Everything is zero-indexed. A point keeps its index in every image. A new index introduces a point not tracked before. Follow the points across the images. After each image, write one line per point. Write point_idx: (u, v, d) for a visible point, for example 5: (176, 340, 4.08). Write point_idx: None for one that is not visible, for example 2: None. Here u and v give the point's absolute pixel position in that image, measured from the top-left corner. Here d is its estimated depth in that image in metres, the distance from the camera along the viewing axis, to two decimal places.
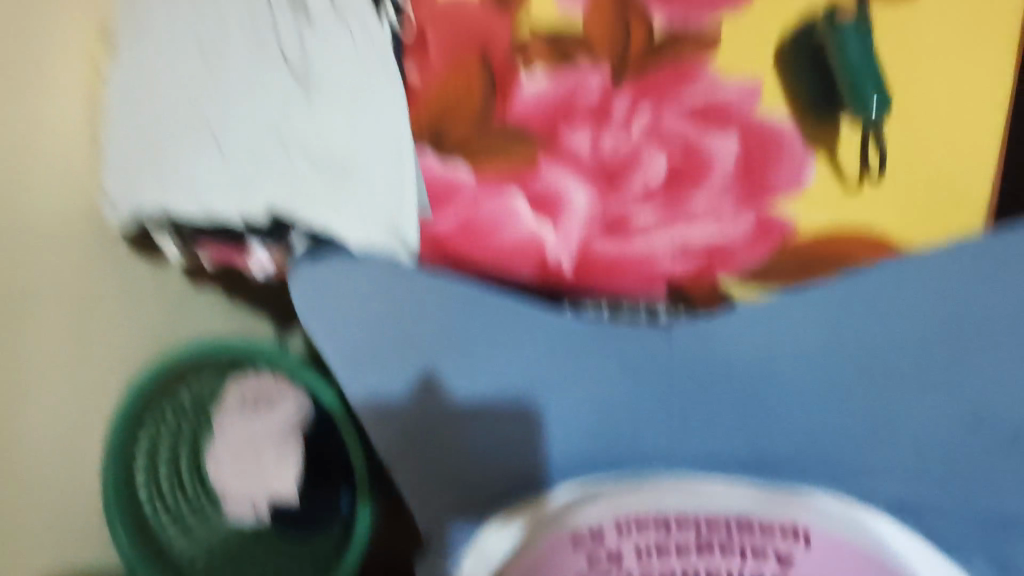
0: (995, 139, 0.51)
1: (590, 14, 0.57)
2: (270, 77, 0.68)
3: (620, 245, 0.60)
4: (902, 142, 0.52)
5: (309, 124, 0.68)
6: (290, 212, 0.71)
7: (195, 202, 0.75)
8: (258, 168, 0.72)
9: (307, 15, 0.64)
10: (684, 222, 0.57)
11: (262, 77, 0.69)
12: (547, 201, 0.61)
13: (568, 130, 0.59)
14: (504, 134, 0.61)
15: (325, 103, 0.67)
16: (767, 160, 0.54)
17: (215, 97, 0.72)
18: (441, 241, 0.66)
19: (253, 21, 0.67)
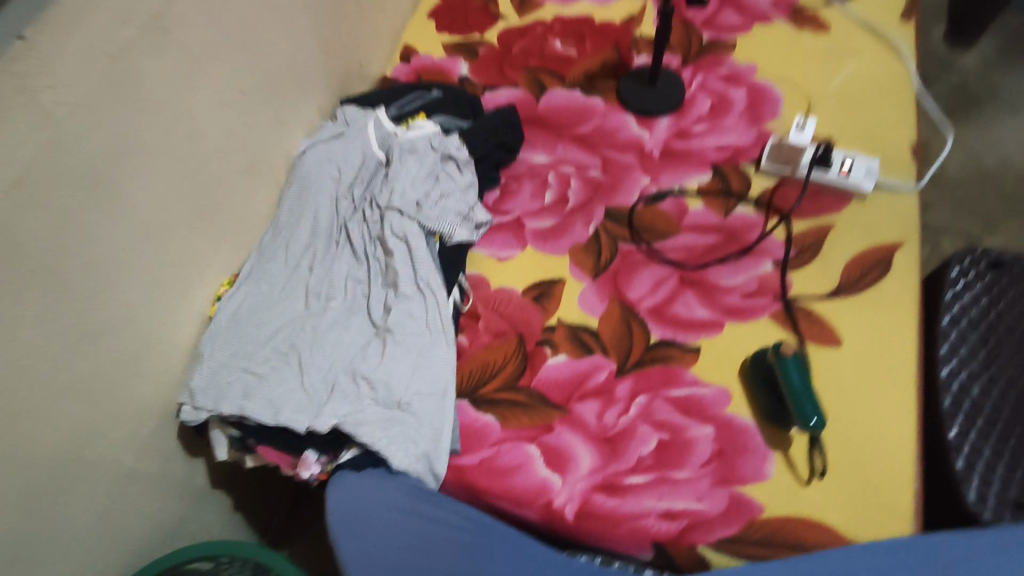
0: (907, 456, 0.68)
1: (603, 320, 0.82)
2: (358, 320, 0.82)
3: (617, 504, 0.68)
4: (840, 453, 0.69)
5: (380, 364, 0.75)
6: (353, 432, 0.71)
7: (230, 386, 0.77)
8: (335, 387, 0.75)
9: (398, 289, 0.82)
10: (672, 495, 0.68)
11: (352, 319, 0.82)
12: (558, 457, 0.72)
13: (579, 404, 0.76)
14: (527, 405, 0.76)
15: (376, 339, 0.79)
16: (734, 450, 0.70)
17: (304, 326, 0.80)
18: (461, 473, 0.72)
19: (357, 285, 0.85)
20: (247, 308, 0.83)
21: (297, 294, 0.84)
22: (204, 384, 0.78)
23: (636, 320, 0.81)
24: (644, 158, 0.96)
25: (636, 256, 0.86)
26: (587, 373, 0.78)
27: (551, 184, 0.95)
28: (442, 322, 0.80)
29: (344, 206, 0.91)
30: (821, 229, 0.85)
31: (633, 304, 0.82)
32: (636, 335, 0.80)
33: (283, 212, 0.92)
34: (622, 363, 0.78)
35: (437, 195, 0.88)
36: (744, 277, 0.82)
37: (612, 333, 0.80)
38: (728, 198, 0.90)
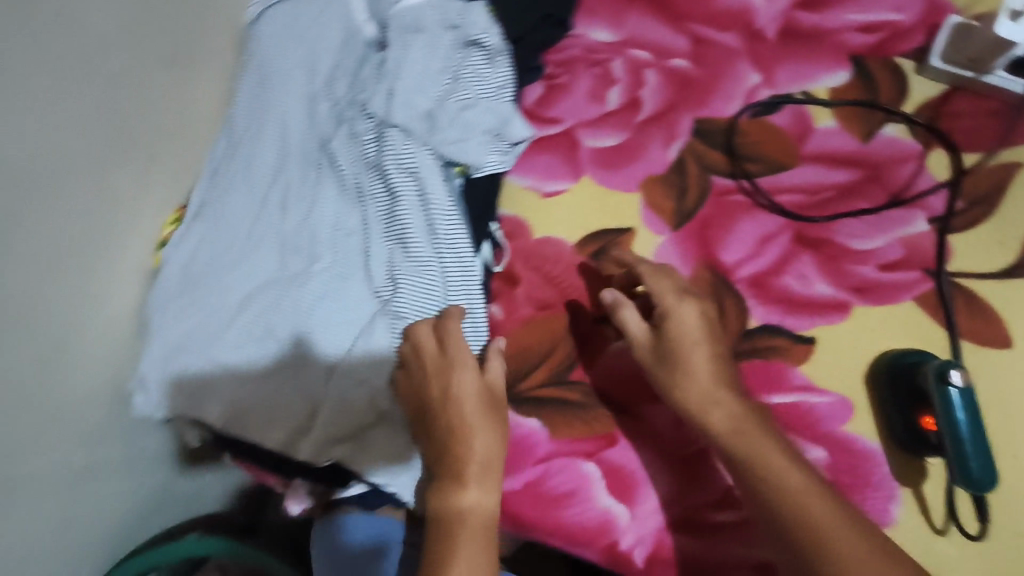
0: None
1: None
2: (351, 285, 0.59)
3: (697, 552, 0.54)
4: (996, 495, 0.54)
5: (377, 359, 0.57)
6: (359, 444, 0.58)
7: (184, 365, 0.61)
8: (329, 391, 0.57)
9: (406, 247, 0.59)
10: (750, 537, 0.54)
11: (345, 284, 0.59)
12: (625, 483, 0.56)
13: (652, 407, 0.58)
14: (578, 407, 0.59)
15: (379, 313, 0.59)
16: None
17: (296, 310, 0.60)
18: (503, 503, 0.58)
19: (350, 234, 0.61)
20: (211, 254, 0.63)
21: (268, 244, 0.62)
22: (170, 377, 0.61)
23: (482, 393, 0.54)
24: (755, 40, 0.66)
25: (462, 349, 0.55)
26: (456, 526, 0.51)
27: (618, 79, 0.66)
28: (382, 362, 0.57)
29: (328, 112, 0.63)
30: (1003, 171, 0.60)
31: (455, 378, 0.54)
32: (491, 441, 0.53)
33: (234, 129, 0.65)
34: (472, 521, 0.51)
35: (456, 105, 0.61)
36: (885, 240, 0.60)
37: (453, 451, 0.52)
38: (872, 111, 0.63)
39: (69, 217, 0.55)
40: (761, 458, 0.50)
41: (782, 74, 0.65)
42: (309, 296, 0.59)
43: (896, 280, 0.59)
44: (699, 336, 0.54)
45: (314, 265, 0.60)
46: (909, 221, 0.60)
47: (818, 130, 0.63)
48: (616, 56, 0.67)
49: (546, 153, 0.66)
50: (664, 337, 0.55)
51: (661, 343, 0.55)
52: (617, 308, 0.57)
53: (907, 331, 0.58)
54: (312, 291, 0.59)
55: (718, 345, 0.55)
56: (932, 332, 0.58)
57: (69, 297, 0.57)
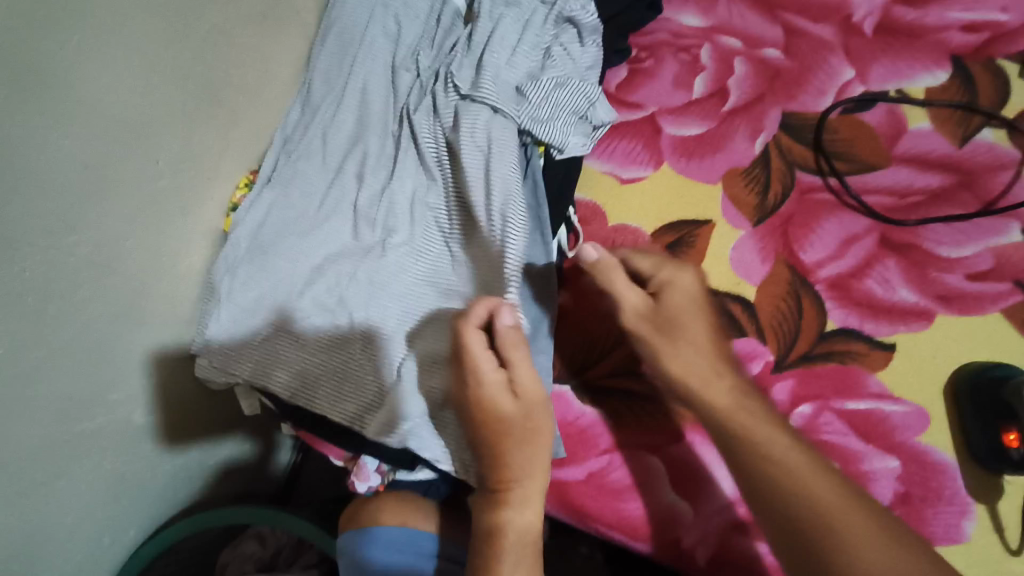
0: None
1: (763, 290, 0.60)
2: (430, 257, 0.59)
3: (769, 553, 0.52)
4: None
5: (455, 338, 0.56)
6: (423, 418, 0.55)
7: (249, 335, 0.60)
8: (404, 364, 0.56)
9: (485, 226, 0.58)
10: None
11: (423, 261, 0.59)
12: (692, 480, 0.55)
13: None
14: (647, 400, 0.58)
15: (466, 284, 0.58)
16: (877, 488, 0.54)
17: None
18: (565, 490, 0.57)
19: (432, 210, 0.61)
20: (285, 222, 0.62)
21: (344, 213, 0.61)
22: (238, 342, 0.59)
23: (507, 397, 0.48)
24: (850, 33, 0.64)
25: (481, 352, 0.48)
26: (500, 540, 0.46)
27: (706, 66, 0.64)
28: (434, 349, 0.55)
29: (413, 86, 0.64)
30: None
31: (477, 381, 0.48)
32: (532, 454, 0.48)
33: (313, 97, 0.65)
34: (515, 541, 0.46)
35: (548, 83, 0.60)
36: (975, 250, 0.58)
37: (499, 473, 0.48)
38: (969, 115, 0.61)
39: (150, 168, 0.55)
40: (789, 476, 0.40)
41: (876, 71, 0.63)
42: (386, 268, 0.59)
43: (984, 291, 0.57)
44: (696, 335, 0.47)
45: (394, 236, 0.60)
46: (1001, 232, 0.58)
47: (911, 131, 0.61)
48: (704, 43, 0.65)
49: (625, 138, 0.64)
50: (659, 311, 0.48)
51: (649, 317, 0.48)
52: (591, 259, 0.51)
53: (993, 344, 0.56)
54: (391, 263, 0.59)
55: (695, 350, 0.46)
56: (1020, 348, 0.56)
57: (146, 249, 0.57)
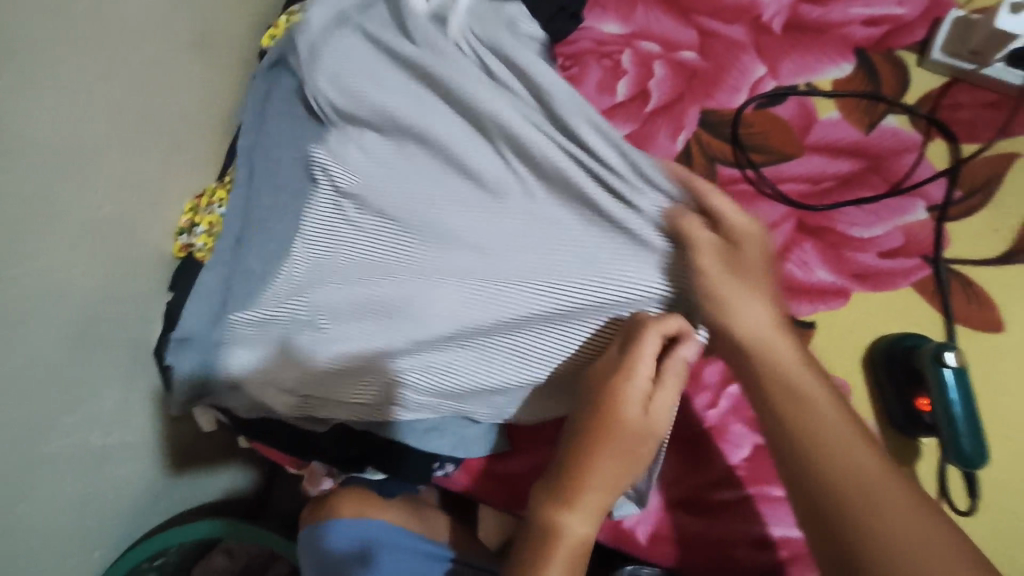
0: None
1: None
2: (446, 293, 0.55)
3: (701, 528, 0.57)
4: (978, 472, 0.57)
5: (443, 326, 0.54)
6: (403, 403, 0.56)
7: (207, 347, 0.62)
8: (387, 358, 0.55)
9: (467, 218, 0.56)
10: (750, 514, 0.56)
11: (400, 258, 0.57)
12: None
13: None
14: None
15: None
16: None
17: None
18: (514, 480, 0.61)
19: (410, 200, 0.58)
20: (241, 236, 0.64)
21: (304, 222, 0.62)
22: (190, 362, 0.62)
23: (638, 410, 0.47)
24: (760, 32, 0.67)
25: (640, 364, 0.47)
26: (552, 544, 0.47)
27: (627, 70, 0.68)
28: (495, 355, 0.54)
29: (392, 101, 0.59)
30: (1002, 160, 0.61)
31: (621, 389, 0.47)
32: (618, 467, 0.47)
33: (265, 132, 0.66)
34: (568, 548, 0.48)
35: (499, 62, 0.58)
36: (884, 229, 0.62)
37: (572, 473, 0.48)
38: (874, 103, 0.64)
39: (91, 196, 0.57)
40: (852, 464, 0.42)
41: (786, 66, 0.66)
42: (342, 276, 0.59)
43: (895, 266, 0.61)
44: (785, 346, 0.47)
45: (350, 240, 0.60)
46: (908, 210, 0.62)
47: (821, 120, 0.65)
48: (624, 48, 0.68)
49: None
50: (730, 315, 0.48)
51: (737, 321, 0.48)
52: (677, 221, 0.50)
53: (904, 315, 0.60)
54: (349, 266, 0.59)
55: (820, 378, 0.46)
56: (930, 318, 0.60)
57: (91, 274, 0.59)
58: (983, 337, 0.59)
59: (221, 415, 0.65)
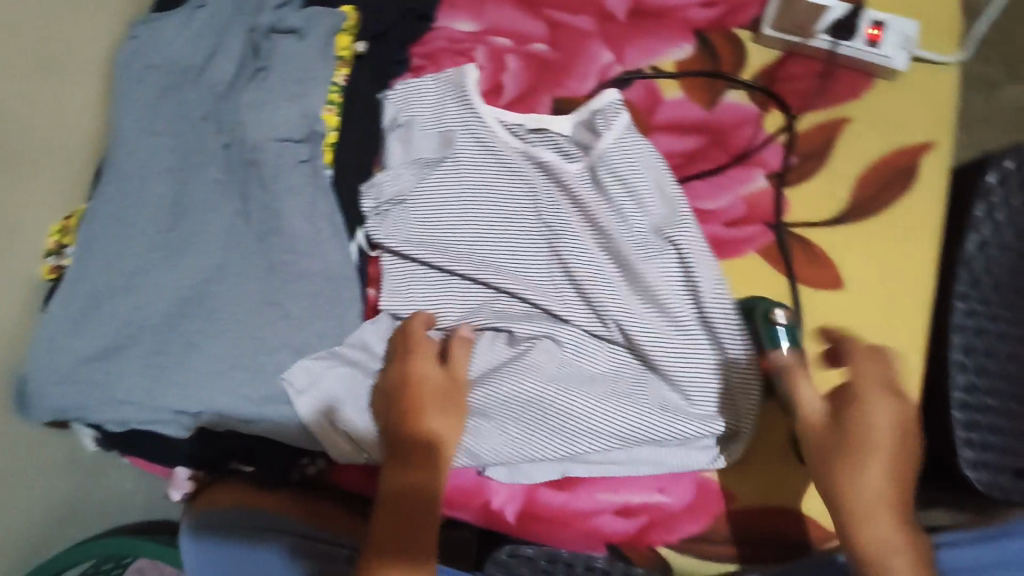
0: None
1: None
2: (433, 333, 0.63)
3: (567, 501, 0.60)
4: None
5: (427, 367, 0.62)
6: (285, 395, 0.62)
7: (81, 372, 0.60)
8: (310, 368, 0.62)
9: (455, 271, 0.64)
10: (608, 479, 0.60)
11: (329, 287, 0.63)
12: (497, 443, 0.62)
13: None
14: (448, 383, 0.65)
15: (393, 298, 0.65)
16: None
17: (178, 305, 0.62)
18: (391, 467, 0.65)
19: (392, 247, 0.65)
20: (103, 254, 0.62)
21: (173, 235, 0.64)
22: (53, 387, 0.60)
23: (437, 369, 0.59)
24: (606, 19, 0.70)
25: (425, 354, 0.59)
26: (397, 506, 0.54)
27: (481, 64, 0.69)
28: (330, 371, 0.62)
29: (392, 172, 0.65)
30: (832, 127, 0.65)
31: (416, 364, 0.59)
32: (449, 423, 0.57)
33: (127, 150, 0.64)
34: (416, 501, 0.54)
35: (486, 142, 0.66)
36: (728, 199, 0.64)
37: (405, 434, 0.56)
38: (715, 80, 0.67)
39: None
40: (869, 477, 0.50)
41: (632, 51, 0.69)
42: (236, 285, 0.63)
43: (740, 234, 0.64)
44: (882, 407, 0.51)
45: (242, 250, 0.64)
46: (749, 179, 0.65)
47: (666, 100, 0.67)
48: (477, 44, 0.70)
49: None
50: (844, 428, 0.51)
51: (839, 439, 0.51)
52: (791, 382, 0.54)
53: (750, 279, 0.63)
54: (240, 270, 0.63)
55: (902, 466, 0.50)
56: (774, 281, 0.63)
57: None
58: (825, 294, 0.62)
59: (94, 431, 0.65)
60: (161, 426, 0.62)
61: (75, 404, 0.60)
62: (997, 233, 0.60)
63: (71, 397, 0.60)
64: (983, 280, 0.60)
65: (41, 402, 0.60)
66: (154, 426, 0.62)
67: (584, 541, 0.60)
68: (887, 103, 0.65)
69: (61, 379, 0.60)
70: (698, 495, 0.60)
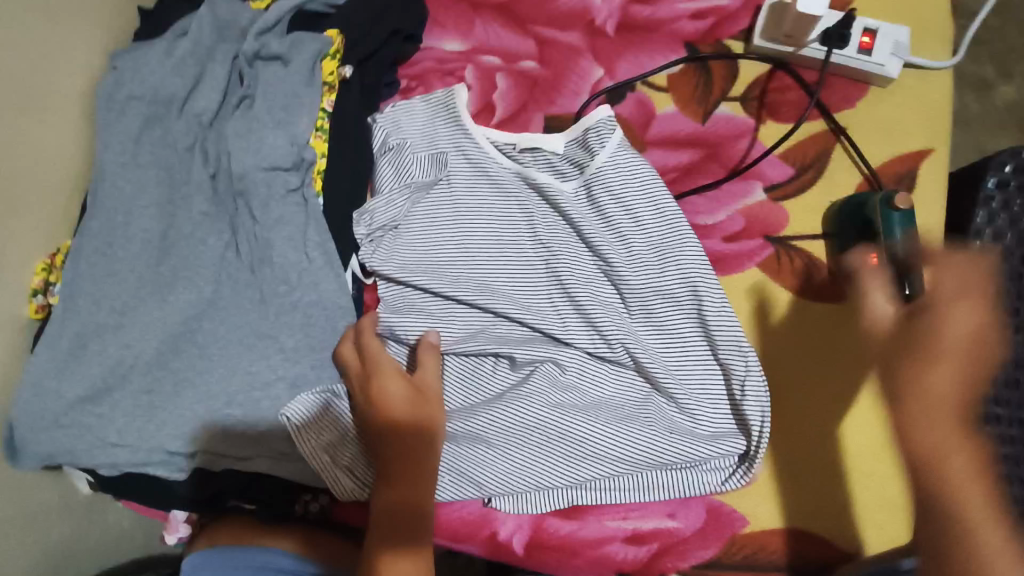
0: None
1: None
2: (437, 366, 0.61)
3: (575, 529, 0.59)
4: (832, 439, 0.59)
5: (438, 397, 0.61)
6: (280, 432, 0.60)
7: (65, 413, 0.59)
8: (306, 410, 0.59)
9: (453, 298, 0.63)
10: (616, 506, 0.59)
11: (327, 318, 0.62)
12: None
13: None
14: None
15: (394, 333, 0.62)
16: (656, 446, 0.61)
17: (169, 341, 0.61)
18: None
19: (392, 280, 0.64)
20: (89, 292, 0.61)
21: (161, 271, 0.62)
22: (41, 432, 0.58)
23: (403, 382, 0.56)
24: (596, 34, 0.69)
25: (389, 371, 0.56)
26: (388, 524, 0.52)
27: (470, 85, 0.68)
28: (327, 408, 0.60)
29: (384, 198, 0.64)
30: (827, 137, 0.64)
31: (376, 382, 0.56)
32: (424, 433, 0.55)
33: (106, 183, 0.63)
34: (403, 518, 0.53)
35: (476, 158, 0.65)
36: (727, 213, 0.63)
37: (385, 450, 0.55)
38: (708, 93, 0.66)
39: None
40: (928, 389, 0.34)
41: (623, 66, 0.68)
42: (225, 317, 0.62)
43: (740, 249, 0.63)
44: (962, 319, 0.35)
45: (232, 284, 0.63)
46: (748, 192, 0.64)
47: (660, 114, 0.66)
48: (465, 64, 0.69)
49: None
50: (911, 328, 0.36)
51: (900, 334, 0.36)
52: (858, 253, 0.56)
53: (753, 294, 0.62)
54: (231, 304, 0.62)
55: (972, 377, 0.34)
56: (777, 295, 0.62)
57: None
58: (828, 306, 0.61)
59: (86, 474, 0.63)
60: (153, 467, 0.60)
61: (64, 446, 0.59)
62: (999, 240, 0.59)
63: (55, 439, 0.58)
64: None
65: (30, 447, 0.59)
66: (147, 467, 0.60)
67: (595, 570, 0.59)
68: (881, 111, 0.65)
69: (53, 423, 0.58)
70: (710, 520, 0.58)
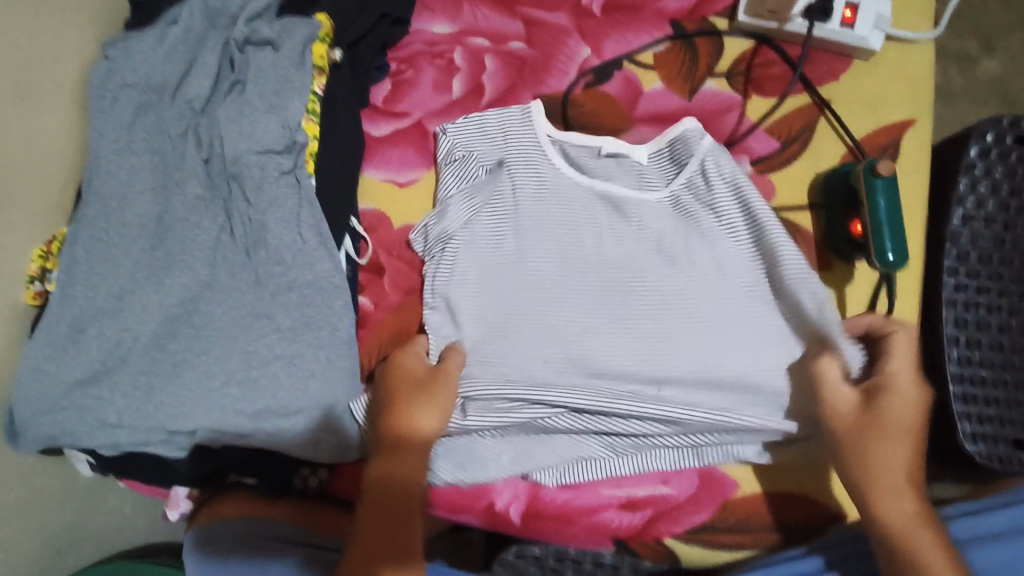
0: None
1: None
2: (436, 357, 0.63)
3: (571, 498, 0.60)
4: None
5: None
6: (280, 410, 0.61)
7: (66, 395, 0.60)
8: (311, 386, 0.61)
9: None
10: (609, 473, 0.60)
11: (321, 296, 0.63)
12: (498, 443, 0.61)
13: None
14: None
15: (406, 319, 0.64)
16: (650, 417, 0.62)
17: (166, 323, 0.62)
18: None
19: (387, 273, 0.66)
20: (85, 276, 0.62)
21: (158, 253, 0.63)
22: (43, 414, 0.59)
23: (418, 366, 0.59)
24: (583, 14, 0.70)
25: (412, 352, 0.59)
26: (377, 499, 0.53)
27: (459, 67, 0.69)
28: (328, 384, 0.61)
29: None
30: (812, 109, 0.65)
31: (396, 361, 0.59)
32: (428, 411, 0.56)
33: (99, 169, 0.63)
34: (388, 493, 0.53)
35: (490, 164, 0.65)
36: None
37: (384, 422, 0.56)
38: (694, 70, 0.67)
39: None
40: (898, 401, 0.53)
41: (610, 45, 0.69)
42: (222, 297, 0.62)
43: None
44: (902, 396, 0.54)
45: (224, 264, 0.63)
46: (735, 166, 0.65)
47: (647, 92, 0.67)
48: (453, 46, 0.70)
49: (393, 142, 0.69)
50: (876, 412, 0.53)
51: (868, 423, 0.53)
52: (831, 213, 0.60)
53: None
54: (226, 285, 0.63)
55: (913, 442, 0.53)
56: None
57: None
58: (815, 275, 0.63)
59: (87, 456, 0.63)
60: (153, 447, 0.61)
61: (65, 428, 0.60)
62: (980, 207, 0.60)
63: (56, 421, 0.59)
64: (971, 255, 0.60)
65: (32, 430, 0.59)
66: (148, 447, 0.61)
67: (592, 536, 0.60)
68: (863, 84, 0.66)
69: (55, 405, 0.59)
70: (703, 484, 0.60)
